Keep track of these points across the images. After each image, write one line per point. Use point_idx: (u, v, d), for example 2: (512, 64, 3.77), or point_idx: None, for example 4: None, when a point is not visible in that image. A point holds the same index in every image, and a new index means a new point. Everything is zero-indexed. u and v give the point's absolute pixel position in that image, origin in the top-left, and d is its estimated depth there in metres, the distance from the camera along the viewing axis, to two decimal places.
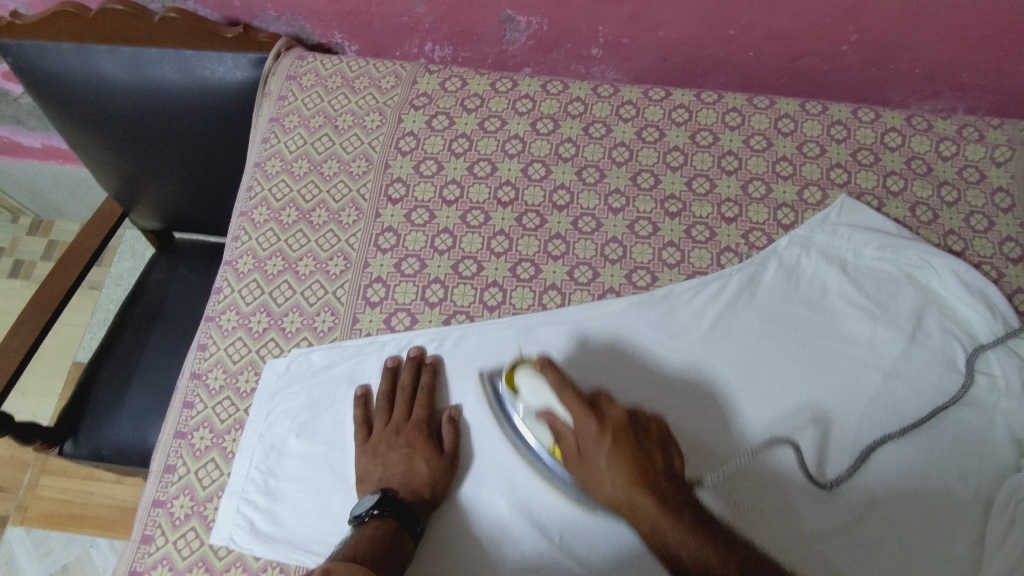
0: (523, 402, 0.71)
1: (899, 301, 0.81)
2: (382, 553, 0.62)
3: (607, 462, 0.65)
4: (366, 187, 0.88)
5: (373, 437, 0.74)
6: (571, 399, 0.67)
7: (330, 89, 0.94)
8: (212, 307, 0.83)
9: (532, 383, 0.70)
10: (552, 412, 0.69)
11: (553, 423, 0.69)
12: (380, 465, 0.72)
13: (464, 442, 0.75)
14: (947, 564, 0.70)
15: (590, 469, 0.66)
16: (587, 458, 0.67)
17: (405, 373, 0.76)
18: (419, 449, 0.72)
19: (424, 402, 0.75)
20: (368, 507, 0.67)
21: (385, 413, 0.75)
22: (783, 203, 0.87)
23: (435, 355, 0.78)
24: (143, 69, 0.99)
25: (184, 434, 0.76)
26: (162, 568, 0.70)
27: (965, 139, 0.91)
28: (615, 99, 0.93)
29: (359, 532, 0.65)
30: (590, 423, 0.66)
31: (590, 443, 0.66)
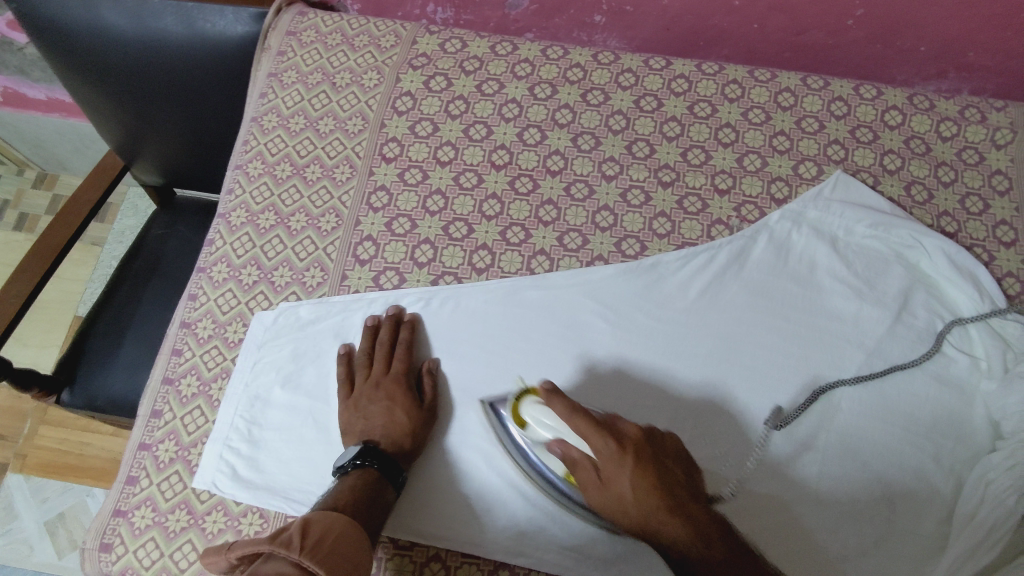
0: (530, 434, 0.67)
1: (887, 281, 0.81)
2: (365, 500, 0.63)
3: (630, 487, 0.60)
4: (360, 146, 0.88)
5: (356, 391, 0.74)
6: (586, 427, 0.61)
7: (329, 46, 0.94)
8: (204, 258, 0.83)
9: (538, 413, 0.65)
10: (563, 437, 0.64)
11: (567, 452, 0.63)
12: (361, 417, 0.72)
13: (443, 395, 0.76)
14: (912, 559, 0.70)
15: (612, 493, 0.61)
16: (609, 482, 0.61)
17: (385, 329, 0.77)
18: (399, 400, 0.73)
19: (403, 355, 0.76)
20: (350, 457, 0.68)
21: (365, 368, 0.75)
22: (777, 178, 0.87)
23: (413, 314, 0.79)
24: (146, 20, 0.97)
25: (172, 380, 0.77)
26: (145, 509, 0.71)
27: (966, 120, 0.90)
28: (615, 66, 0.92)
29: (341, 481, 0.66)
30: (609, 446, 0.61)
31: (612, 468, 0.61)
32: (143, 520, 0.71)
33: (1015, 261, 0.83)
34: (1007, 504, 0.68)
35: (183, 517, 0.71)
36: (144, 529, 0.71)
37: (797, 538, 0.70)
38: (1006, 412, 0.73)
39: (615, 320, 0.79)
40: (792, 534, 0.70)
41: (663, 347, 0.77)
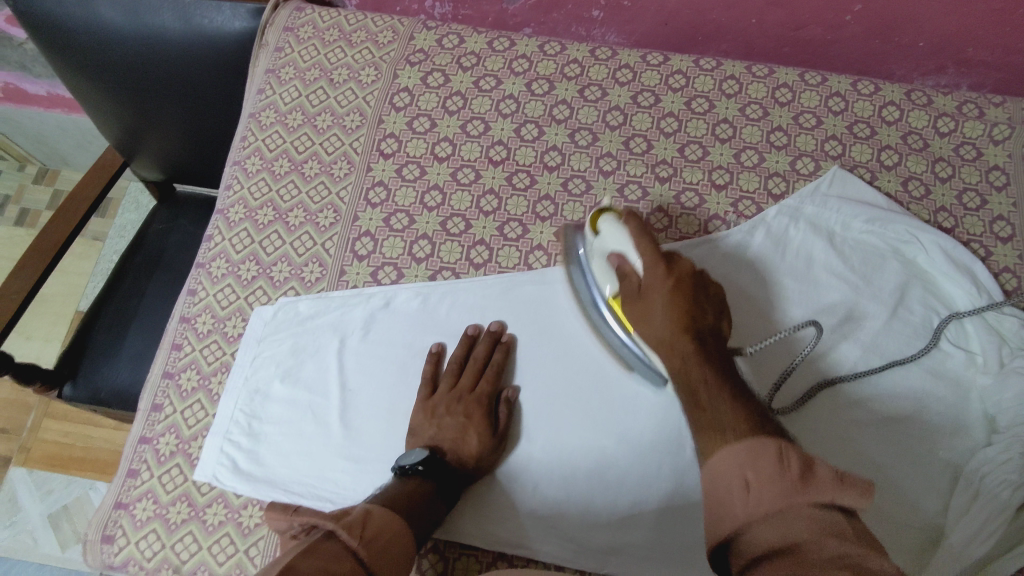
0: (601, 243, 0.74)
1: (883, 275, 0.81)
2: (419, 503, 0.63)
3: (660, 304, 0.67)
4: (358, 141, 0.88)
5: (437, 396, 0.74)
6: (645, 243, 0.70)
7: (327, 42, 0.94)
8: (204, 254, 0.84)
9: (614, 228, 0.73)
10: (625, 255, 0.71)
11: (621, 264, 0.71)
12: (435, 425, 0.72)
13: (517, 421, 0.75)
14: (924, 476, 0.73)
15: (642, 307, 0.69)
16: (646, 294, 0.69)
17: (481, 345, 0.77)
18: (475, 420, 0.72)
19: (491, 377, 0.75)
20: (415, 461, 0.68)
21: (452, 378, 0.75)
22: (774, 173, 0.87)
23: (510, 333, 0.78)
24: (142, 16, 0.97)
25: (172, 375, 0.78)
26: (147, 501, 0.72)
27: (964, 115, 0.90)
28: (612, 62, 0.92)
29: (402, 482, 0.66)
30: (658, 269, 0.69)
31: (654, 283, 0.68)
32: (145, 512, 0.72)
33: (1013, 256, 0.83)
34: (1001, 497, 0.69)
35: (183, 509, 0.72)
36: (146, 521, 0.71)
37: (831, 434, 0.75)
38: (1001, 407, 0.74)
39: None
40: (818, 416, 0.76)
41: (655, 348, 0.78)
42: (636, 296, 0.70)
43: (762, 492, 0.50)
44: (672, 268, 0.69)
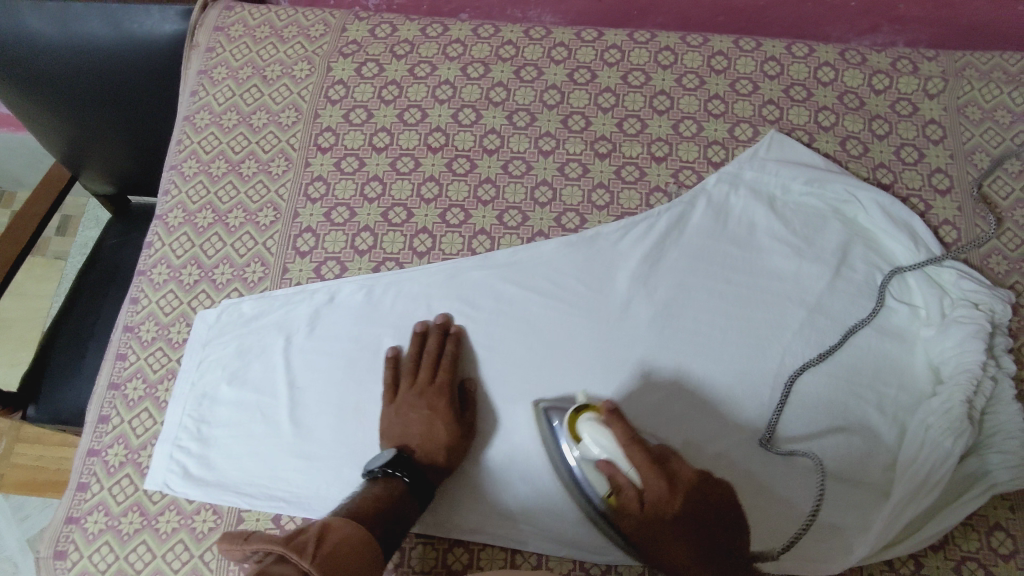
0: (582, 449, 0.66)
1: (825, 236, 0.82)
2: (393, 511, 0.64)
3: (671, 524, 0.63)
4: (295, 137, 0.87)
5: (399, 395, 0.74)
6: (638, 459, 0.63)
7: (258, 39, 0.93)
8: (144, 261, 0.83)
9: (599, 434, 0.65)
10: (616, 466, 0.64)
11: (614, 476, 0.64)
12: (402, 421, 0.73)
13: (483, 407, 0.75)
14: (852, 530, 0.71)
15: (651, 528, 0.64)
16: (652, 512, 0.64)
17: (432, 339, 0.76)
18: (440, 412, 0.72)
19: (448, 368, 0.74)
20: (382, 465, 0.68)
21: (410, 374, 0.75)
22: (714, 141, 0.87)
23: (459, 323, 0.78)
24: (70, 24, 0.96)
25: (118, 385, 0.77)
26: (98, 514, 0.71)
27: (898, 71, 0.90)
28: (547, 41, 0.92)
29: (370, 488, 0.66)
30: (660, 484, 0.63)
31: (658, 505, 0.63)
32: (97, 525, 0.71)
33: (951, 208, 0.84)
34: (944, 447, 0.70)
35: (136, 519, 0.71)
36: (98, 533, 0.71)
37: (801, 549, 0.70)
38: (944, 357, 0.74)
39: (557, 293, 0.79)
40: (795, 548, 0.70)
41: (584, 329, 0.77)
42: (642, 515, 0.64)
43: None
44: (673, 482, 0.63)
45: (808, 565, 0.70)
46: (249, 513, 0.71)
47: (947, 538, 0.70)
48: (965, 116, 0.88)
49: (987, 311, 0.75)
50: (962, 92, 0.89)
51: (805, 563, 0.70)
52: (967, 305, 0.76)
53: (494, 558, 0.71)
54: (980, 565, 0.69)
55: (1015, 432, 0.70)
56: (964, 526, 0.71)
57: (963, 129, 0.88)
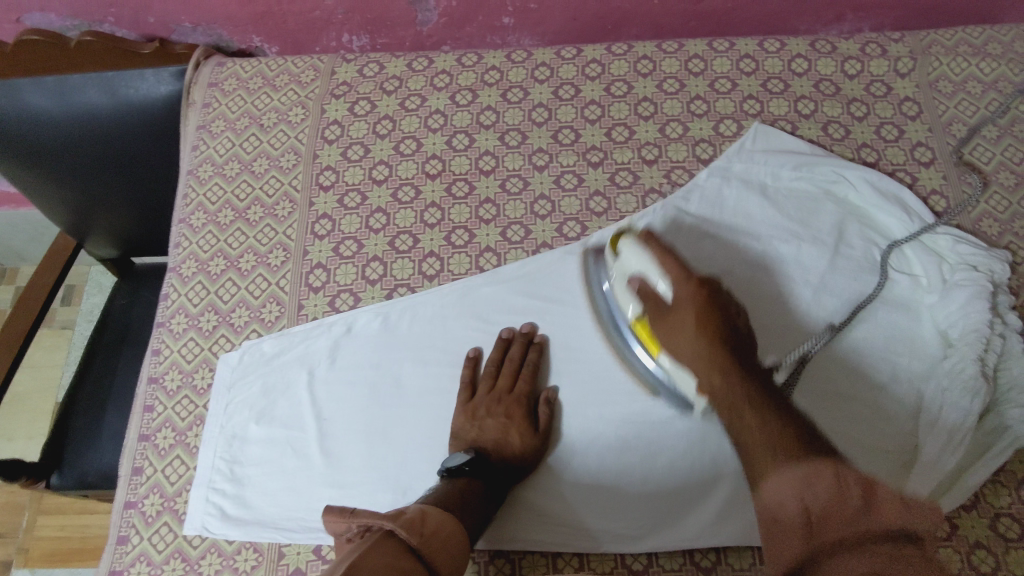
0: (622, 265, 0.74)
1: (819, 217, 0.84)
2: (470, 507, 0.66)
3: (691, 319, 0.65)
4: (297, 179, 0.90)
5: (476, 400, 0.76)
6: (669, 263, 0.68)
7: (252, 90, 0.96)
8: (162, 313, 0.84)
9: (636, 252, 0.72)
10: (647, 279, 0.70)
11: (644, 287, 0.70)
12: (477, 427, 0.74)
13: (556, 421, 0.76)
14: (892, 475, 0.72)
15: (672, 326, 0.67)
16: (676, 311, 0.67)
17: (516, 346, 0.78)
18: (516, 420, 0.74)
19: (528, 377, 0.76)
20: (459, 462, 0.70)
21: (490, 381, 0.77)
22: (701, 140, 0.90)
23: (542, 333, 0.80)
24: (69, 97, 0.99)
25: (148, 436, 0.78)
26: (140, 564, 0.72)
27: (868, 55, 0.94)
28: (529, 63, 0.95)
29: (449, 483, 0.68)
30: (687, 283, 0.67)
31: (684, 301, 0.66)
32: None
33: (937, 178, 0.87)
34: (962, 405, 0.72)
35: (178, 565, 0.72)
36: None
37: (842, 410, 0.75)
38: (951, 321, 0.76)
39: (571, 303, 0.81)
40: (832, 394, 0.75)
41: (598, 330, 0.80)
42: (665, 318, 0.68)
43: (827, 533, 0.50)
44: (699, 280, 0.66)
45: (856, 415, 0.75)
46: (290, 547, 0.72)
47: (977, 496, 0.72)
48: (937, 91, 0.92)
49: (986, 272, 0.78)
50: (931, 69, 0.93)
51: (855, 413, 0.75)
52: (966, 268, 0.78)
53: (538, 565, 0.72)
54: (1014, 520, 0.70)
55: None
56: (992, 483, 0.72)
57: (937, 103, 0.91)
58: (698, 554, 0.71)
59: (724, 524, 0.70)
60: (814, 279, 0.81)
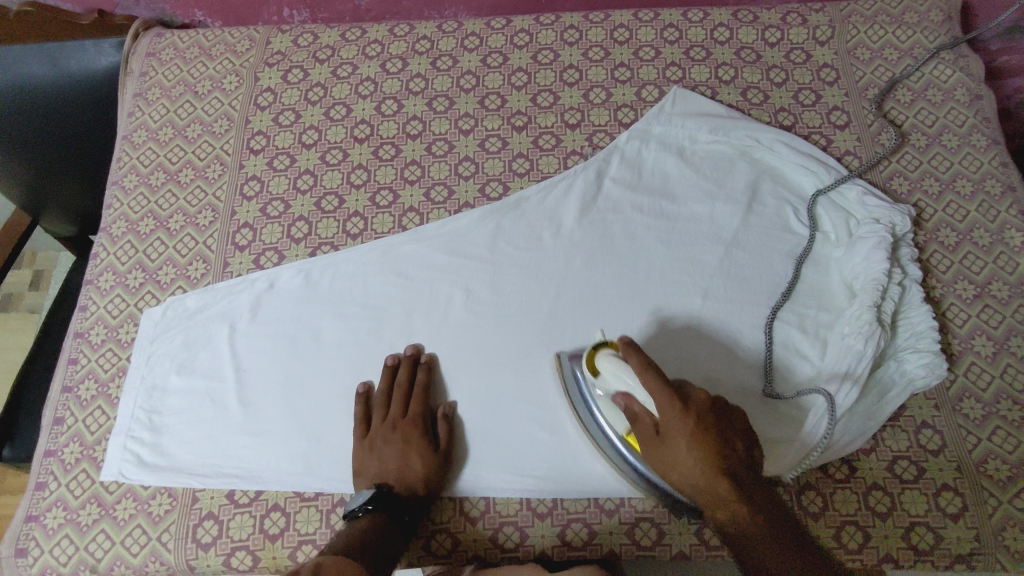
0: (602, 385, 0.68)
1: (734, 177, 0.86)
2: (380, 546, 0.65)
3: (687, 446, 0.60)
4: (228, 144, 0.92)
5: (372, 431, 0.75)
6: (653, 384, 0.62)
7: (188, 59, 0.98)
8: (90, 271, 0.86)
9: (615, 367, 0.66)
10: (632, 396, 0.65)
11: (630, 406, 0.65)
12: (377, 459, 0.73)
13: (458, 434, 0.76)
14: (779, 443, 0.73)
15: (669, 453, 0.62)
16: (667, 438, 0.62)
17: (403, 370, 0.77)
18: (414, 444, 0.73)
19: (419, 398, 0.75)
20: (363, 501, 0.69)
21: (382, 409, 0.76)
22: (623, 105, 0.92)
23: (429, 352, 0.79)
24: (9, 67, 1.01)
25: (71, 388, 0.79)
26: (56, 510, 0.73)
27: (789, 24, 0.96)
28: (459, 33, 0.98)
29: (353, 526, 0.67)
30: (672, 406, 0.61)
31: (673, 424, 0.61)
32: (56, 520, 0.73)
33: (851, 139, 0.89)
34: (857, 350, 0.73)
35: (94, 510, 0.73)
36: (57, 528, 0.72)
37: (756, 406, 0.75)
38: (855, 273, 0.78)
39: (491, 258, 0.83)
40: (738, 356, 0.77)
41: (516, 283, 0.82)
42: (657, 441, 0.62)
43: None
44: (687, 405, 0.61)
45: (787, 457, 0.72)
46: (204, 492, 0.73)
47: (876, 441, 0.73)
48: (856, 57, 0.94)
49: (889, 224, 0.80)
50: (850, 37, 0.95)
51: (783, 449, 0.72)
52: (871, 222, 0.80)
53: (445, 543, 0.73)
54: (910, 463, 0.71)
55: (924, 331, 0.74)
56: (890, 428, 0.73)
57: (854, 69, 0.93)
58: (602, 497, 0.72)
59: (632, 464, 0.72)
60: (727, 236, 0.83)
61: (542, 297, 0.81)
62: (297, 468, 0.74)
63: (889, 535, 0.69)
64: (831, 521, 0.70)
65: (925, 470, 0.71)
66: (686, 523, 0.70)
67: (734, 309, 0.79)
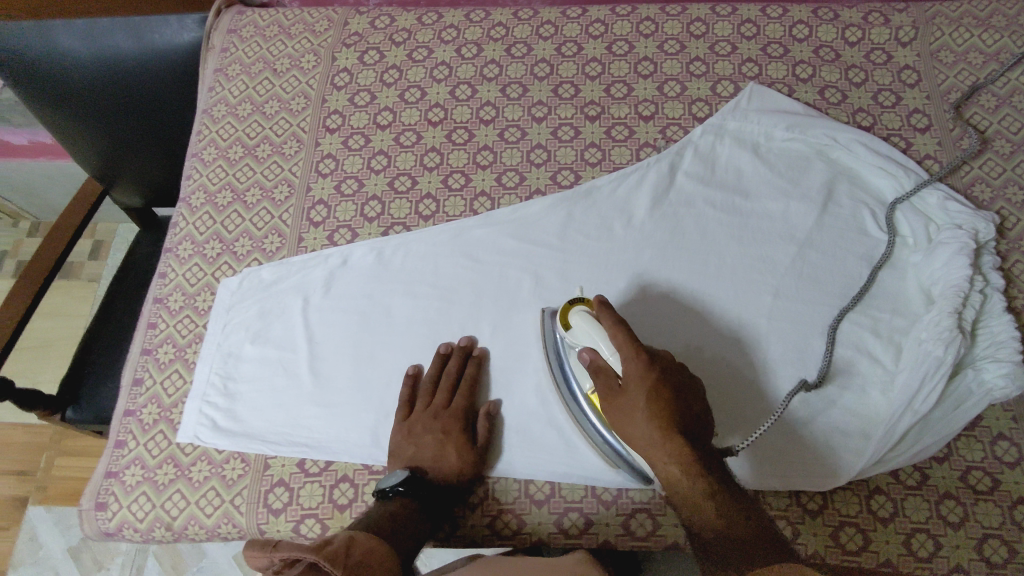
0: (573, 339, 0.70)
1: (809, 176, 0.86)
2: (410, 528, 0.66)
3: (646, 401, 0.62)
4: (305, 121, 0.93)
5: (413, 416, 0.75)
6: (619, 334, 0.66)
7: (268, 37, 1.00)
8: (170, 240, 0.89)
9: (585, 320, 0.69)
10: (597, 350, 0.67)
11: (595, 360, 0.67)
12: (414, 445, 0.74)
13: (496, 434, 0.76)
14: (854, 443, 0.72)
15: (627, 406, 0.64)
16: (627, 389, 0.64)
17: (454, 360, 0.77)
18: (452, 437, 0.74)
19: (466, 392, 0.76)
20: (395, 482, 0.70)
21: (427, 396, 0.76)
22: (697, 99, 0.92)
23: (482, 347, 0.79)
24: (99, 40, 1.04)
25: (150, 350, 0.82)
26: (135, 467, 0.76)
27: (871, 24, 0.95)
28: (535, 20, 0.98)
29: (383, 507, 0.69)
30: (635, 360, 0.64)
31: (631, 379, 0.64)
32: (135, 477, 0.75)
33: (932, 144, 0.87)
34: (936, 356, 0.72)
35: (170, 470, 0.75)
36: (135, 485, 0.75)
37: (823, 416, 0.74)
38: (934, 279, 0.77)
39: (561, 246, 0.84)
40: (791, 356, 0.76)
41: (589, 273, 0.82)
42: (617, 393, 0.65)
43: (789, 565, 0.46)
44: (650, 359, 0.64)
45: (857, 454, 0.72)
46: (275, 459, 0.75)
47: (950, 450, 0.72)
48: (938, 60, 0.92)
49: (971, 230, 0.79)
50: (933, 39, 0.93)
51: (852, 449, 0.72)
52: (952, 228, 0.79)
53: (509, 525, 0.74)
54: (986, 474, 0.70)
55: (1005, 341, 0.73)
56: (966, 437, 0.72)
57: (937, 73, 0.91)
58: None
59: None
60: (800, 236, 0.83)
61: (613, 287, 0.81)
62: (365, 441, 0.75)
63: (961, 545, 0.68)
64: (900, 528, 0.69)
65: (1001, 482, 0.70)
66: None
67: (805, 308, 0.79)
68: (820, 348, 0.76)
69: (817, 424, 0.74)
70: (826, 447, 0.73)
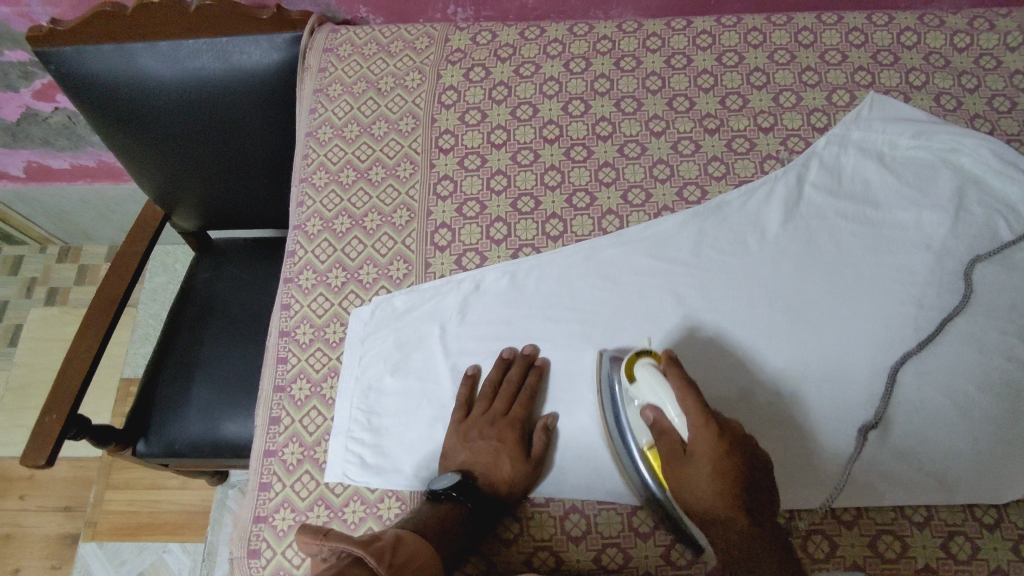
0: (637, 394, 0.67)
1: (938, 184, 0.85)
2: (453, 534, 0.66)
3: (707, 471, 0.61)
4: (417, 142, 0.91)
5: (470, 420, 0.75)
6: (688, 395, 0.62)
7: (368, 56, 0.97)
8: (289, 269, 0.86)
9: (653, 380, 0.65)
10: (664, 411, 0.64)
11: (658, 420, 0.64)
12: (468, 449, 0.73)
13: (551, 449, 0.75)
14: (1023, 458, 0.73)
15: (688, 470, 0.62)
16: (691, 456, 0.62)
17: (516, 368, 0.76)
18: (506, 446, 0.73)
19: (525, 402, 0.75)
20: (446, 485, 0.69)
21: (486, 401, 0.76)
22: (815, 109, 0.91)
23: (544, 357, 0.78)
24: (182, 61, 0.99)
25: (283, 387, 0.79)
26: (285, 511, 0.73)
27: (977, 29, 0.95)
28: (640, 33, 0.97)
29: (433, 509, 0.68)
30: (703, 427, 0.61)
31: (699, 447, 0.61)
32: (285, 521, 0.73)
33: None
34: None
35: (322, 512, 0.73)
36: (288, 529, 0.72)
37: (993, 434, 0.73)
38: None
39: (698, 262, 0.82)
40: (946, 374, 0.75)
41: (732, 290, 0.81)
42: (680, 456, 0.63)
43: None
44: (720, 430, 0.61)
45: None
46: None
47: None
48: None
49: None
50: None
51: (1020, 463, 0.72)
52: None
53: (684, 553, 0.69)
54: None
55: None
56: None
57: None
58: (839, 509, 0.74)
59: (885, 493, 0.73)
60: (936, 245, 0.82)
61: (755, 304, 0.80)
62: None
63: None
64: None
65: None
66: (932, 537, 0.72)
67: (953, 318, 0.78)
68: (978, 364, 0.75)
69: (984, 442, 0.73)
70: (995, 463, 0.72)
